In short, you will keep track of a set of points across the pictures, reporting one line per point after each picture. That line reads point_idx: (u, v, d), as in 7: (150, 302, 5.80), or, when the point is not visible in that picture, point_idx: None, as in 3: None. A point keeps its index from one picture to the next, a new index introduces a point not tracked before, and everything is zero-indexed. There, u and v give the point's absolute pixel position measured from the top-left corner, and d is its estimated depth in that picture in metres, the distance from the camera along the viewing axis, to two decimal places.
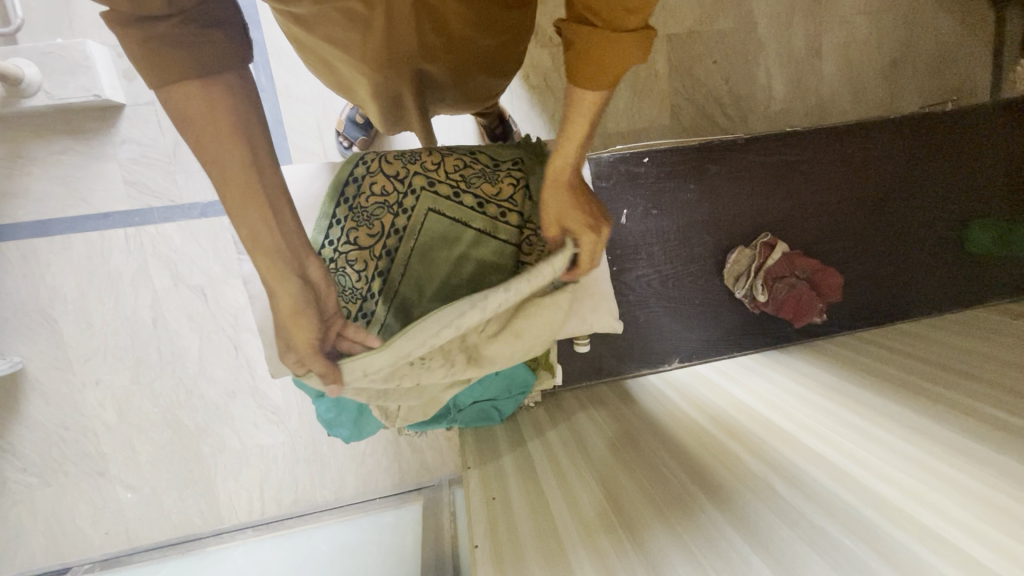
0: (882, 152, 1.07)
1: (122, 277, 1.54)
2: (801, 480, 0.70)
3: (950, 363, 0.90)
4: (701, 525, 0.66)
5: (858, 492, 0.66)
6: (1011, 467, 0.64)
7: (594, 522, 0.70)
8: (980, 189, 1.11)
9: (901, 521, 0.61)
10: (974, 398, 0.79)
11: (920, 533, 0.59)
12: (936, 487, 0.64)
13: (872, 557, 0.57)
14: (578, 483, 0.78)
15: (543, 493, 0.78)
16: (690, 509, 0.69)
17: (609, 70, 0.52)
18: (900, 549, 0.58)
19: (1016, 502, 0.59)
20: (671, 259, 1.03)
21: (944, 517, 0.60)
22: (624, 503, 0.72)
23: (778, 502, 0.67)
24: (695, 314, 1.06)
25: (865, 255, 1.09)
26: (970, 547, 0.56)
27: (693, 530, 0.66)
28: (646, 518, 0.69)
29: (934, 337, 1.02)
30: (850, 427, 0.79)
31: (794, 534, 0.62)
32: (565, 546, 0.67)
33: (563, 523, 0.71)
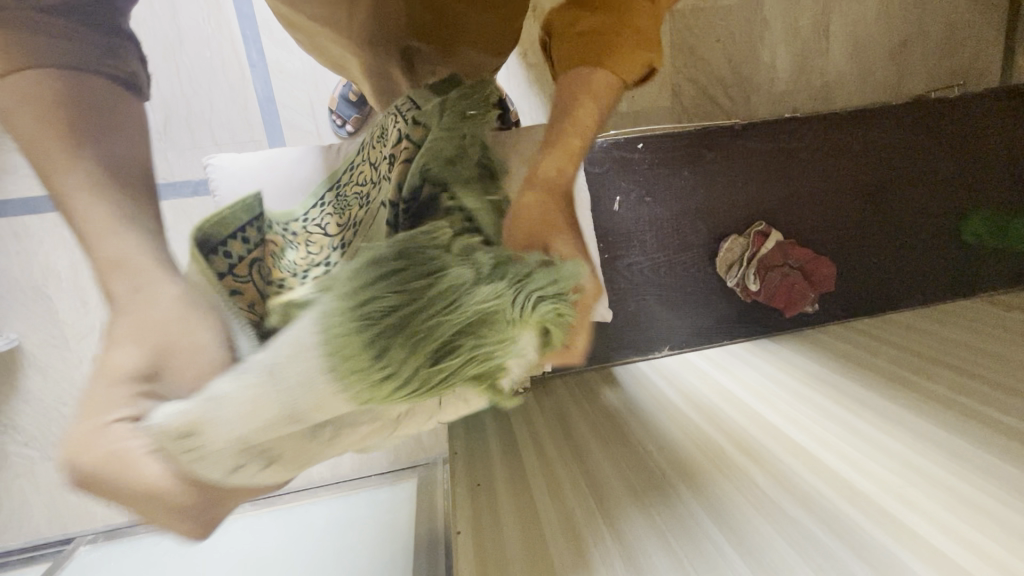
0: (882, 140, 1.05)
1: None
2: (780, 472, 0.71)
3: (937, 355, 0.91)
4: (680, 516, 0.67)
5: (835, 484, 0.66)
6: (989, 463, 0.64)
7: (576, 511, 0.71)
8: (981, 179, 1.09)
9: (873, 513, 0.61)
10: (957, 392, 0.79)
11: (893, 526, 0.59)
12: (912, 481, 0.64)
13: (843, 550, 0.58)
14: (564, 471, 0.79)
15: (528, 480, 0.79)
16: (670, 498, 0.70)
17: (624, 45, 0.54)
18: (871, 541, 0.58)
19: (991, 499, 0.59)
20: (664, 247, 1.02)
21: (918, 510, 0.60)
22: (605, 493, 0.73)
23: (755, 493, 0.68)
24: (685, 301, 1.06)
25: (859, 245, 1.08)
26: (939, 540, 0.56)
27: (672, 523, 0.66)
28: (626, 509, 0.70)
29: (924, 327, 1.02)
30: (834, 420, 0.79)
31: (768, 525, 0.63)
32: (546, 534, 0.68)
33: (546, 512, 0.72)
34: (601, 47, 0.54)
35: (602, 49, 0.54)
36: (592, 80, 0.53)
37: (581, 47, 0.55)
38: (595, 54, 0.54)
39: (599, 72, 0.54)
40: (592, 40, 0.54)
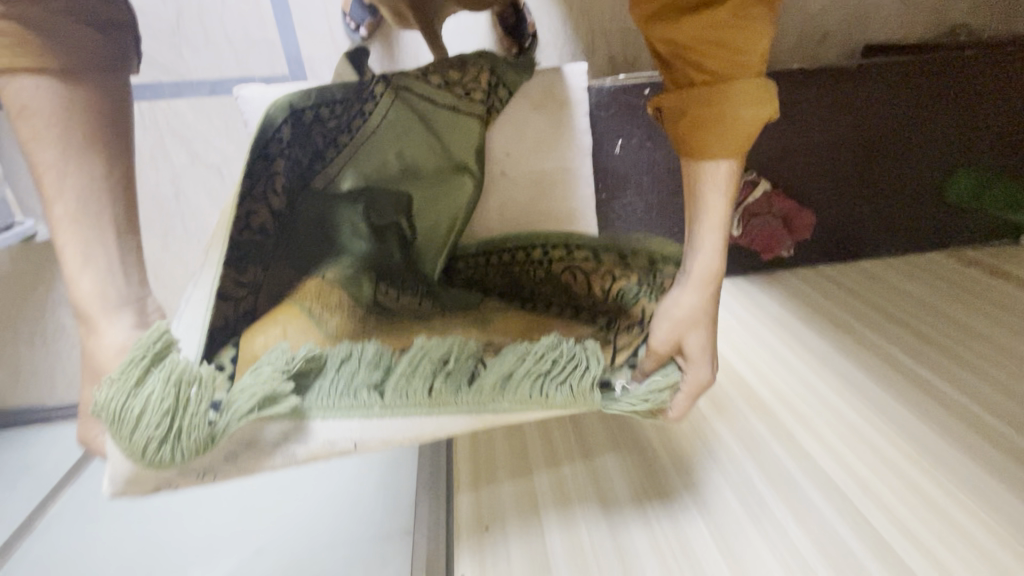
0: (890, 98, 1.07)
1: (141, 151, 1.61)
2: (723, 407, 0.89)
3: (886, 307, 1.03)
4: (639, 444, 0.86)
5: (764, 418, 0.84)
6: (894, 410, 0.80)
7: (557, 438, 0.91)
8: (978, 140, 1.12)
9: (787, 443, 0.79)
10: (894, 345, 0.93)
11: (798, 454, 0.77)
12: (824, 418, 0.82)
13: (754, 468, 0.77)
14: None
15: None
16: (633, 429, 0.89)
17: (740, 125, 0.57)
18: (776, 463, 0.77)
19: (881, 439, 0.76)
20: (658, 189, 1.10)
21: (821, 443, 0.78)
22: (582, 423, 0.92)
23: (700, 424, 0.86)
24: (672, 240, 1.15)
25: (843, 196, 1.15)
26: (827, 467, 0.74)
27: (632, 450, 0.85)
28: (598, 438, 0.89)
29: (886, 277, 1.13)
30: (780, 362, 0.95)
31: (704, 450, 0.82)
32: (532, 456, 0.88)
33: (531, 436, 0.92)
34: (708, 120, 0.58)
35: (719, 132, 0.58)
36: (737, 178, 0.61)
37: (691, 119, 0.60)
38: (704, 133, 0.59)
39: (722, 159, 0.60)
40: (707, 113, 0.58)
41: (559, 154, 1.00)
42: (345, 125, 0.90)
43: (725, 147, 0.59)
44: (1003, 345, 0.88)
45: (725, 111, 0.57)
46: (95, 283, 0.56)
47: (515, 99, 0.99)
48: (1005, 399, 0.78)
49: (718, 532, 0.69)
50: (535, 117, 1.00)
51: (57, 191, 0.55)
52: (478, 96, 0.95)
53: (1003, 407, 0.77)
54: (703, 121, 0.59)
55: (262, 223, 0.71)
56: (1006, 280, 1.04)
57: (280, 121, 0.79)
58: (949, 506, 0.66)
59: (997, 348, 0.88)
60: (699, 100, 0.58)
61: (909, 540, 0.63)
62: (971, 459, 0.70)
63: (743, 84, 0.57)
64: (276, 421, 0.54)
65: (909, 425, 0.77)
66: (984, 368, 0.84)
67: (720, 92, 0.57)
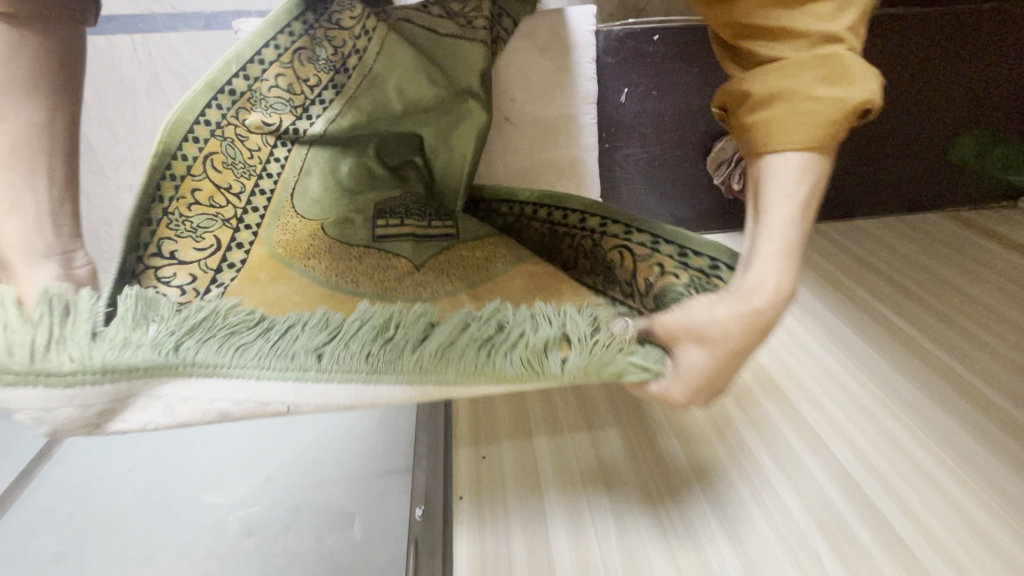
0: (903, 51, 1.05)
1: (137, 86, 1.57)
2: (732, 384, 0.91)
3: (877, 267, 1.06)
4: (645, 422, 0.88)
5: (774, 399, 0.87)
6: (887, 374, 0.86)
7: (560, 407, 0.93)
8: (987, 100, 1.11)
9: (799, 427, 0.82)
10: (881, 302, 0.97)
11: (803, 429, 0.81)
12: (832, 396, 0.85)
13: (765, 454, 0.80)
14: None
15: None
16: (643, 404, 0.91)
17: (803, 108, 0.48)
18: (790, 450, 0.79)
19: (871, 401, 0.82)
20: (662, 141, 1.09)
21: (829, 422, 0.81)
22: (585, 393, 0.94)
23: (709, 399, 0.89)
24: (673, 194, 1.15)
25: (846, 154, 1.15)
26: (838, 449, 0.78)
27: (637, 430, 0.87)
28: (602, 412, 0.91)
29: (880, 237, 1.15)
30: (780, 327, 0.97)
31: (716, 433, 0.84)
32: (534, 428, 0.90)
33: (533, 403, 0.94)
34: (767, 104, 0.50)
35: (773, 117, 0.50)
36: (805, 173, 0.50)
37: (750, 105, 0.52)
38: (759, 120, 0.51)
39: (781, 147, 0.50)
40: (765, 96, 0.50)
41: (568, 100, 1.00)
42: (336, 62, 0.88)
43: (790, 139, 0.49)
44: (1000, 313, 0.91)
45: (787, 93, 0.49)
46: (18, 232, 0.48)
47: (521, 40, 0.99)
48: (1002, 368, 0.82)
49: (709, 494, 0.77)
50: (542, 62, 0.99)
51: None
52: (481, 25, 0.94)
53: (1004, 381, 0.80)
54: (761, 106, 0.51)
55: (209, 197, 0.72)
56: (1007, 247, 1.06)
57: (214, 96, 0.77)
58: (936, 474, 0.72)
59: (991, 315, 0.91)
60: (753, 84, 0.51)
61: (896, 504, 0.71)
62: (959, 425, 0.77)
63: (816, 65, 0.48)
64: (162, 373, 0.52)
65: (902, 390, 0.83)
66: (981, 336, 0.87)
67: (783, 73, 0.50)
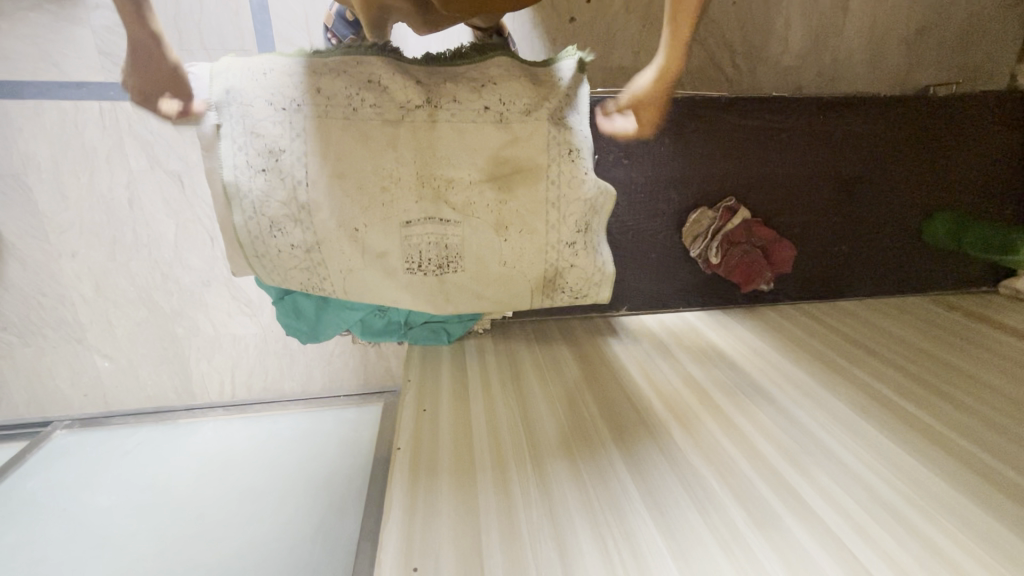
0: (867, 128, 1.07)
1: (96, 152, 1.53)
2: (754, 504, 0.64)
3: (863, 342, 0.98)
4: (655, 481, 0.69)
5: (788, 500, 0.64)
6: (886, 448, 0.71)
7: (549, 432, 0.78)
8: (955, 184, 1.12)
9: (842, 556, 0.57)
10: (878, 380, 0.85)
11: (822, 534, 0.60)
12: (850, 489, 0.65)
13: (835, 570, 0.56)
14: (500, 392, 0.88)
15: (468, 396, 0.87)
16: (665, 499, 0.66)
17: None
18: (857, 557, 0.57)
19: (895, 495, 0.64)
20: (634, 211, 1.06)
21: (882, 553, 0.57)
22: (581, 426, 0.79)
23: (704, 495, 0.66)
24: (653, 267, 1.10)
25: (823, 232, 1.12)
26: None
27: (640, 480, 0.69)
28: (591, 477, 0.69)
29: (864, 316, 1.08)
30: (770, 400, 0.82)
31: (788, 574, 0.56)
32: (516, 457, 0.73)
33: (497, 430, 0.79)
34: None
35: None
36: None
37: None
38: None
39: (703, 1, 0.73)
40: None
41: (561, 211, 0.87)
42: None
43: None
44: None
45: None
46: None
47: None
48: (1009, 441, 0.70)
49: (662, 525, 0.62)
50: (542, 315, 1.11)
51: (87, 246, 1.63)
52: None
53: (998, 444, 0.70)
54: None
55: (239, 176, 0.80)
56: None
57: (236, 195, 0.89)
58: (856, 511, 0.62)
59: (984, 390, 0.81)
60: None
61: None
62: (981, 505, 0.61)
63: None
64: None
65: (898, 458, 0.69)
66: None
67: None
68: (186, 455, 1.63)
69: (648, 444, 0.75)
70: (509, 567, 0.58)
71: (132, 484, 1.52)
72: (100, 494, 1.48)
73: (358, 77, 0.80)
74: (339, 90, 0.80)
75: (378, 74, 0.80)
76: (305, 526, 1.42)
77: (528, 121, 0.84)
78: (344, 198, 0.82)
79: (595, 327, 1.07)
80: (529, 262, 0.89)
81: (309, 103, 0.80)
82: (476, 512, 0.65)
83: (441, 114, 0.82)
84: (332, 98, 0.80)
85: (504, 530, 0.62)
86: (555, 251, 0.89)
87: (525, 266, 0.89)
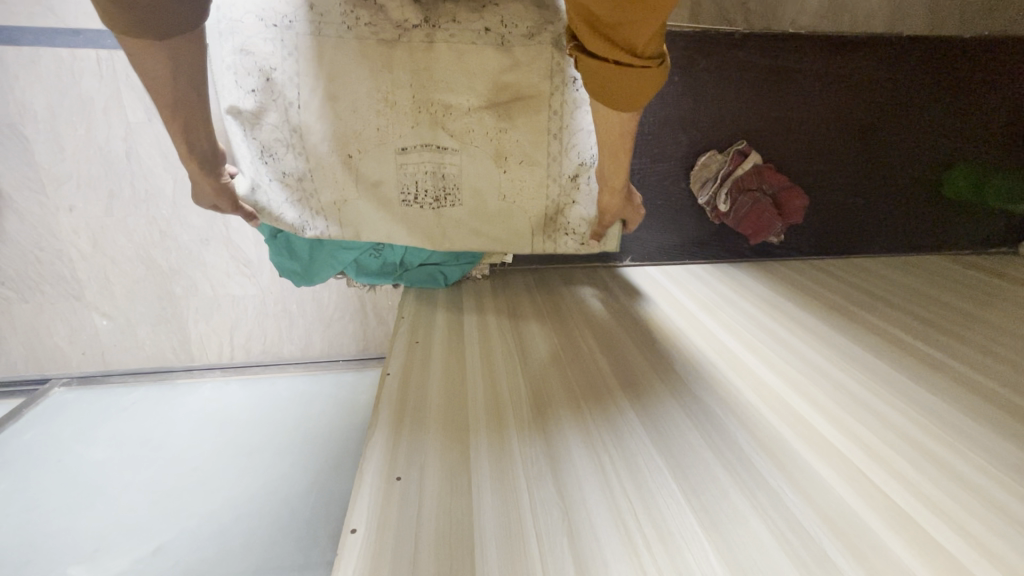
0: (887, 72, 1.02)
1: (93, 103, 1.50)
2: (760, 428, 0.60)
3: (877, 292, 0.94)
4: (656, 409, 0.65)
5: (798, 426, 0.60)
6: (899, 382, 0.67)
7: (546, 367, 0.75)
8: (978, 136, 1.07)
9: (854, 478, 0.53)
10: (893, 324, 0.81)
11: (833, 457, 0.56)
12: (863, 419, 0.61)
13: (847, 492, 0.52)
14: (496, 331, 0.85)
15: (463, 334, 0.84)
16: (666, 426, 0.62)
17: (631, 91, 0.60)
18: (870, 480, 0.53)
19: (916, 428, 0.59)
20: (641, 154, 1.01)
21: (901, 479, 0.53)
22: (579, 362, 0.76)
23: (707, 421, 0.62)
24: (660, 217, 1.06)
25: (835, 184, 1.08)
26: (908, 502, 0.50)
27: (640, 408, 0.65)
28: (588, 406, 0.66)
29: (878, 270, 1.04)
30: (779, 340, 0.78)
31: (794, 491, 0.52)
32: (510, 388, 0.70)
33: (492, 364, 0.76)
34: (617, 85, 0.59)
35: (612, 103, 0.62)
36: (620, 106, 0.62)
37: (599, 80, 0.60)
38: (621, 28, 0.53)
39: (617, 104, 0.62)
40: (600, 91, 0.61)
41: (564, 143, 0.83)
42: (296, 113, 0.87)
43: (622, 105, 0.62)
44: None
45: (622, 90, 0.59)
46: None
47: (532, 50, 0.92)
48: None
49: (662, 447, 0.59)
50: (541, 264, 1.07)
51: (86, 201, 1.61)
52: None
53: (1018, 379, 0.66)
54: (613, 89, 0.60)
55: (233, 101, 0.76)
56: None
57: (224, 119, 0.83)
58: (869, 437, 0.58)
59: (1006, 333, 0.77)
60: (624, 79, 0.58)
61: (941, 518, 0.49)
62: (1004, 434, 0.57)
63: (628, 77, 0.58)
64: None
65: (912, 390, 0.65)
66: None
67: (625, 78, 0.58)
68: (183, 413, 1.62)
69: (650, 378, 0.71)
70: (497, 486, 0.55)
71: (127, 439, 1.51)
72: (94, 447, 1.47)
73: None
74: (332, 6, 0.75)
75: None
76: (299, 483, 1.40)
77: (532, 46, 0.79)
78: (337, 122, 0.79)
79: (598, 276, 1.03)
80: (530, 197, 0.86)
81: (302, 20, 0.75)
82: (465, 436, 0.61)
83: (439, 35, 0.78)
84: (326, 15, 0.75)
85: (493, 449, 0.59)
86: (556, 186, 0.85)
87: (525, 201, 0.86)
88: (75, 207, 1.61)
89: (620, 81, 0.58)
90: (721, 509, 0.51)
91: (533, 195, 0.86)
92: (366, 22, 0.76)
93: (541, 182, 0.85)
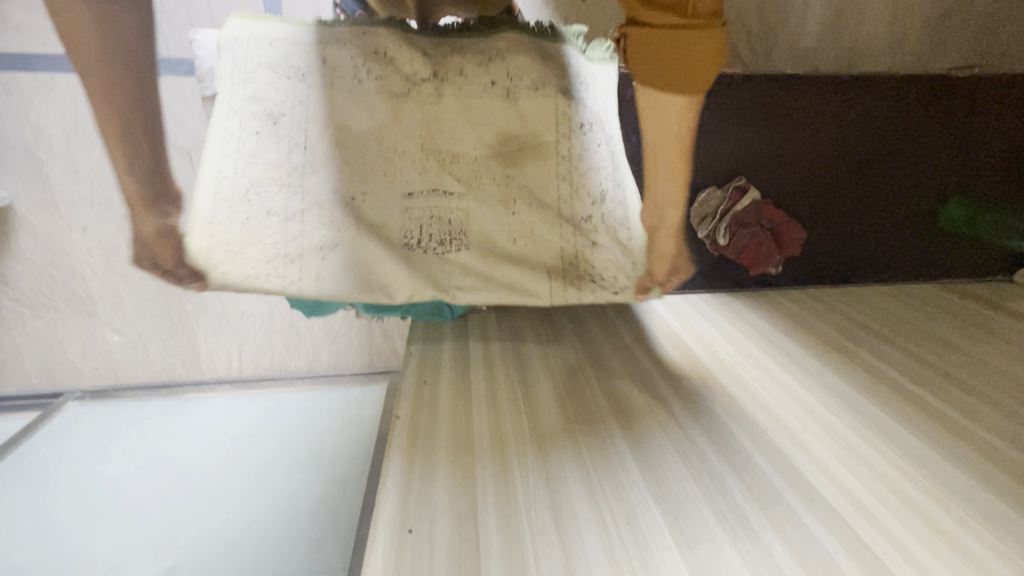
0: (882, 109, 1.04)
1: None
2: (754, 480, 0.63)
3: (874, 327, 0.96)
4: (655, 456, 0.68)
5: (791, 478, 0.63)
6: (891, 429, 0.69)
7: (549, 408, 0.77)
8: (973, 169, 1.10)
9: (841, 532, 0.56)
10: (888, 364, 0.84)
11: (824, 511, 0.58)
12: (854, 470, 0.64)
13: (837, 548, 0.54)
14: (501, 368, 0.88)
15: (469, 372, 0.87)
16: (665, 475, 0.64)
17: (691, 63, 0.58)
18: (858, 536, 0.56)
19: (906, 480, 0.62)
20: None
21: (887, 535, 0.55)
22: (582, 403, 0.78)
23: (705, 470, 0.65)
24: None
25: (834, 216, 1.10)
26: (893, 559, 0.53)
27: (640, 454, 0.68)
28: (590, 451, 0.69)
29: (878, 302, 1.05)
30: (776, 381, 0.81)
31: (786, 547, 0.55)
32: (514, 430, 0.73)
33: (498, 404, 0.78)
34: (673, 56, 0.57)
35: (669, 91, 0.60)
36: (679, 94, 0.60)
37: (650, 58, 0.59)
38: None
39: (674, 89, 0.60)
40: (654, 75, 0.60)
41: (573, 184, 0.85)
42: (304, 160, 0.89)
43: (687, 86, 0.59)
44: None
45: (680, 65, 0.58)
46: None
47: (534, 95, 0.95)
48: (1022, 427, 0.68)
49: (660, 498, 0.61)
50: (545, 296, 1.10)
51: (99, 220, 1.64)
52: None
53: (1006, 427, 0.68)
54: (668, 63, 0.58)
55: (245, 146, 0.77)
56: None
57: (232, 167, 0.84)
58: (859, 490, 0.61)
59: (998, 376, 0.79)
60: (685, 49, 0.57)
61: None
62: (990, 489, 0.60)
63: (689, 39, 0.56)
64: None
65: (903, 438, 0.68)
66: None
67: (682, 46, 0.56)
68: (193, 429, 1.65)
69: (649, 421, 0.74)
70: (502, 535, 0.57)
71: (140, 455, 1.54)
72: (107, 464, 1.51)
73: (366, 48, 0.80)
74: (345, 61, 0.79)
75: (384, 45, 0.80)
76: (307, 500, 1.42)
77: (536, 97, 0.83)
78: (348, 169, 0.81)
79: (601, 308, 1.06)
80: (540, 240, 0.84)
81: (315, 72, 0.78)
82: (472, 484, 0.64)
83: (447, 88, 0.81)
84: (339, 69, 0.79)
85: (499, 497, 0.62)
86: (568, 228, 0.84)
87: (535, 245, 0.84)
88: (88, 227, 1.65)
89: (678, 53, 0.57)
90: (717, 564, 0.53)
91: (545, 236, 0.84)
92: (377, 75, 0.80)
93: (552, 222, 0.84)
